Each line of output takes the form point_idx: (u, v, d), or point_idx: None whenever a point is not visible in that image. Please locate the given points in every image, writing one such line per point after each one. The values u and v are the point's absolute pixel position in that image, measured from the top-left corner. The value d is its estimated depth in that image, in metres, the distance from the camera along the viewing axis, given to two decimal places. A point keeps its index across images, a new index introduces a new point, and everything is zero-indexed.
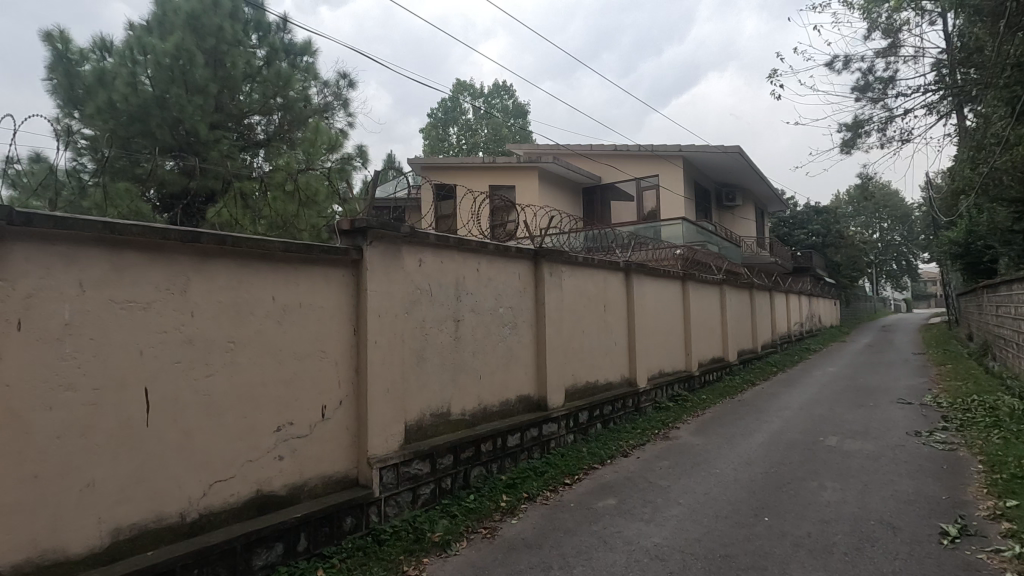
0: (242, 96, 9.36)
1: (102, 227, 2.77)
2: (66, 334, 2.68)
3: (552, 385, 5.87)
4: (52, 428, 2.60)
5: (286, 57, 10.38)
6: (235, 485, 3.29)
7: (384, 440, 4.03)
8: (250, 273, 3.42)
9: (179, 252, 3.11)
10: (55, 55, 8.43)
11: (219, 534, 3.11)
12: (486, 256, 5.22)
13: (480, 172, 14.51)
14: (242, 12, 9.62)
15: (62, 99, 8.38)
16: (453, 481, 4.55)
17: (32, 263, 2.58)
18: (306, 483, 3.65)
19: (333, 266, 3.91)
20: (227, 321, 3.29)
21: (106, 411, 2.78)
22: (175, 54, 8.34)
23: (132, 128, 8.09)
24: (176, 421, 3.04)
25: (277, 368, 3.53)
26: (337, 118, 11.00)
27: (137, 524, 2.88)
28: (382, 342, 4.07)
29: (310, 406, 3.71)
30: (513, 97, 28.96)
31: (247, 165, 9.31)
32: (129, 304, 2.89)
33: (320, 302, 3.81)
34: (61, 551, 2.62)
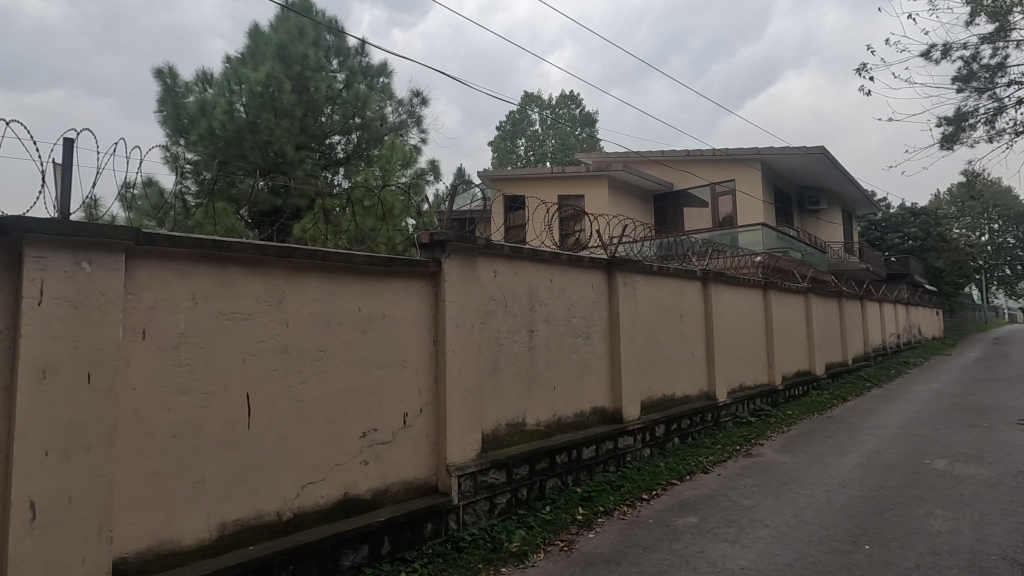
0: (324, 118, 9.96)
1: (211, 245, 3.02)
2: (181, 343, 2.94)
3: (627, 397, 5.75)
4: (169, 429, 2.86)
5: (364, 79, 10.96)
6: (325, 487, 3.46)
7: (462, 448, 4.10)
8: (336, 285, 3.60)
9: (276, 267, 3.33)
10: (165, 89, 9.39)
11: (311, 533, 3.28)
12: (559, 266, 5.22)
13: (548, 183, 14.58)
14: (324, 39, 10.27)
15: (171, 129, 9.29)
16: (529, 492, 4.56)
17: (153, 278, 2.87)
18: (389, 488, 3.78)
19: (413, 277, 4.05)
20: (318, 331, 3.49)
21: (213, 413, 3.02)
22: (266, 82, 8.99)
23: (228, 152, 8.80)
24: (274, 425, 3.26)
25: (362, 377, 3.69)
26: (410, 135, 11.45)
27: (239, 520, 3.09)
28: (459, 351, 4.16)
29: (392, 414, 3.85)
30: (580, 106, 28.97)
31: (329, 183, 9.88)
32: (233, 315, 3.13)
33: (402, 312, 3.95)
34: (176, 542, 2.86)
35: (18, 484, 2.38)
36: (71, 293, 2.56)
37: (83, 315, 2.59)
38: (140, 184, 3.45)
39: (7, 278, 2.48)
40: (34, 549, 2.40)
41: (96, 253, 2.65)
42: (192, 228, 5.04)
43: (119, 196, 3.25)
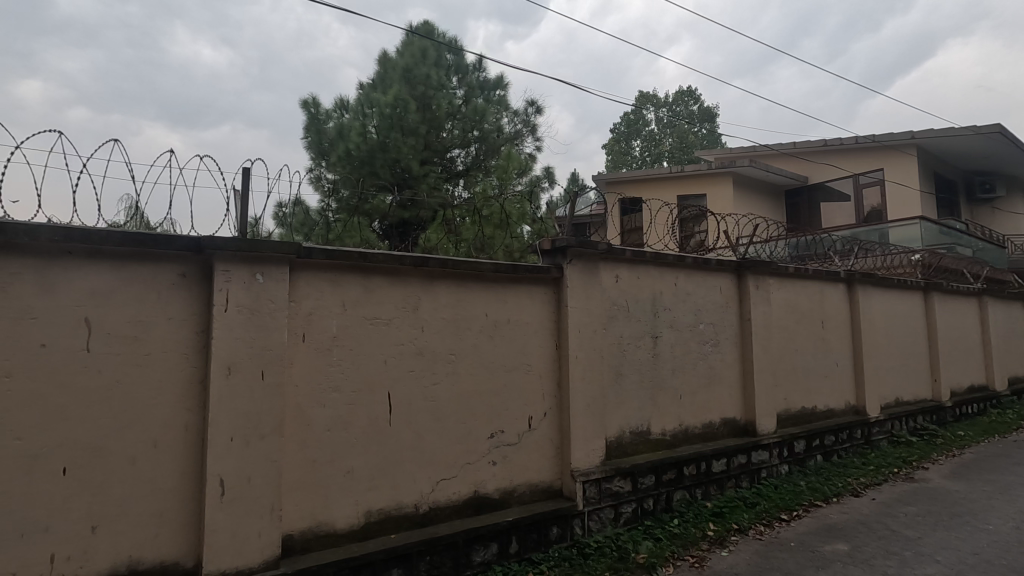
0: (445, 133, 10.51)
1: (358, 256, 3.33)
2: (334, 346, 3.27)
3: (761, 408, 5.36)
4: (324, 423, 3.20)
5: (481, 93, 11.42)
6: (457, 484, 3.64)
7: (586, 454, 4.09)
8: (465, 292, 3.79)
9: (412, 275, 3.59)
10: (310, 117, 10.51)
11: (445, 527, 3.47)
12: (684, 270, 5.01)
13: (665, 183, 14.11)
14: (445, 58, 10.87)
15: (314, 152, 10.38)
16: (655, 503, 4.43)
17: (311, 287, 3.23)
18: (515, 489, 3.88)
19: (536, 283, 4.13)
20: (449, 335, 3.69)
21: (360, 409, 3.32)
22: (394, 104, 9.70)
23: (361, 170, 9.63)
24: (412, 423, 3.50)
25: (490, 379, 3.84)
26: (525, 144, 11.72)
27: (383, 510, 3.36)
28: (583, 356, 4.16)
29: (518, 416, 3.95)
30: (699, 102, 27.69)
31: (451, 194, 10.40)
32: (376, 320, 3.42)
33: (526, 318, 4.05)
34: (331, 525, 3.18)
35: (212, 464, 2.80)
36: (249, 301, 2.97)
37: (258, 320, 2.98)
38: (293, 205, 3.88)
39: (200, 288, 2.93)
40: (223, 521, 2.80)
41: (267, 266, 3.04)
42: (333, 241, 5.55)
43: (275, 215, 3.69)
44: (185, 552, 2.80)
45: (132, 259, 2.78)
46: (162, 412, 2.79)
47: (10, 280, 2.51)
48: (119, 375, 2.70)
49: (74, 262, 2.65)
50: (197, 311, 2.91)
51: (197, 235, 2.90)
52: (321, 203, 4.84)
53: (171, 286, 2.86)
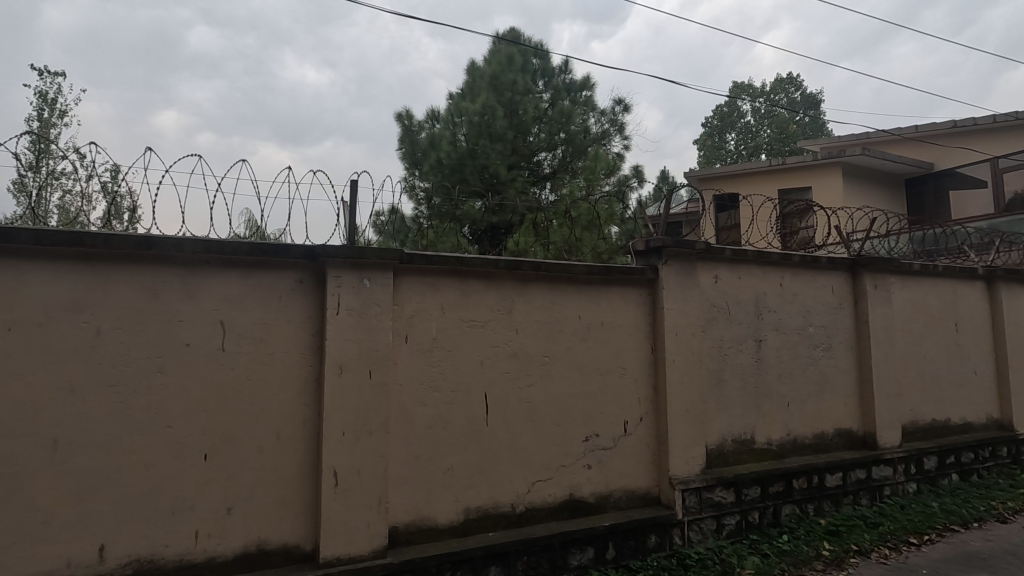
0: (532, 137, 10.60)
1: (455, 261, 3.45)
2: (434, 347, 3.40)
3: (883, 419, 4.89)
4: (425, 421, 3.34)
5: (568, 95, 11.40)
6: (552, 486, 3.65)
7: (685, 462, 3.95)
8: (558, 294, 3.80)
9: (507, 278, 3.65)
10: (404, 129, 11.05)
11: (542, 529, 3.49)
12: (790, 268, 4.69)
13: (764, 177, 13.30)
14: (531, 63, 10.98)
15: (408, 162, 10.91)
16: (761, 516, 4.18)
17: (412, 291, 3.38)
18: (611, 495, 3.83)
19: (630, 285, 4.05)
20: (543, 338, 3.72)
21: (459, 409, 3.43)
22: (482, 112, 9.95)
23: (452, 177, 9.93)
24: (508, 423, 3.56)
25: (584, 383, 3.82)
26: (613, 143, 11.55)
27: (481, 507, 3.44)
28: (680, 360, 4.02)
29: (613, 420, 3.89)
30: (801, 88, 25.87)
31: (538, 198, 10.47)
32: (473, 323, 3.52)
33: (620, 320, 3.98)
34: (432, 520, 3.31)
35: (327, 456, 3.02)
36: (357, 304, 3.17)
37: (366, 322, 3.18)
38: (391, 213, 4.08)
39: (315, 292, 3.17)
40: (337, 509, 3.01)
41: (373, 272, 3.23)
42: (424, 246, 5.73)
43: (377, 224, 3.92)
44: (304, 537, 3.04)
45: (258, 267, 3.07)
46: (284, 406, 3.05)
47: (161, 287, 2.87)
48: (247, 373, 2.99)
49: (211, 271, 2.97)
50: (312, 315, 3.16)
51: (311, 244, 3.14)
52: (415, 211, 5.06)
53: (290, 291, 3.12)
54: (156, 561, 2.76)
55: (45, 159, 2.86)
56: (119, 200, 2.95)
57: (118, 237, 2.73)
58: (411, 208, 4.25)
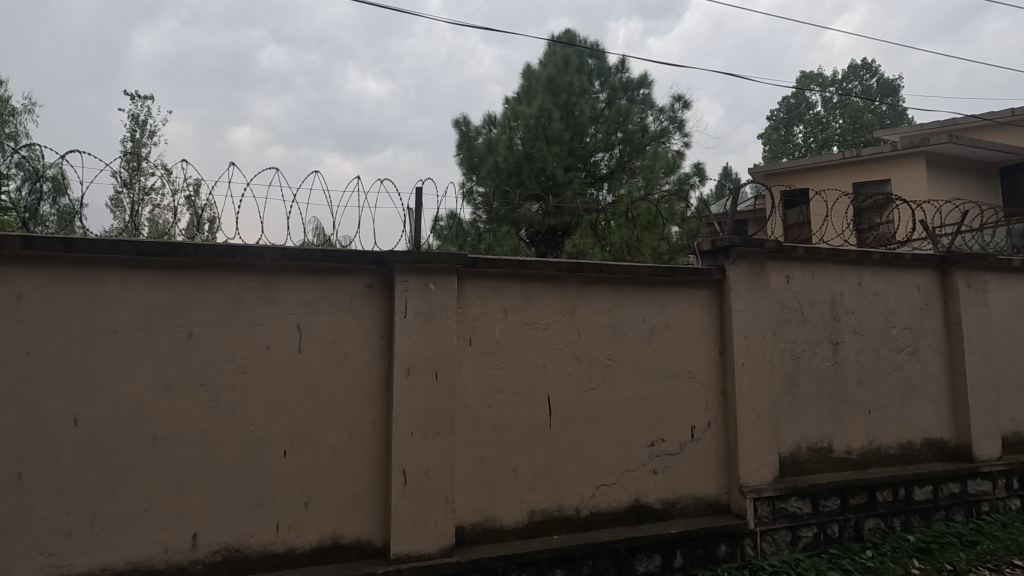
0: (589, 138, 10.51)
1: (517, 265, 3.47)
2: (497, 350, 3.44)
3: (979, 428, 4.51)
4: (490, 422, 3.38)
5: (625, 94, 11.24)
6: (617, 491, 3.61)
7: (757, 469, 3.79)
8: (621, 296, 3.75)
9: (569, 281, 3.65)
10: (461, 135, 11.24)
11: (608, 534, 3.45)
12: (870, 267, 4.42)
13: (836, 170, 12.58)
14: (587, 63, 10.91)
15: (466, 167, 11.11)
16: (841, 529, 3.95)
17: (476, 295, 3.44)
18: (679, 501, 3.73)
19: (696, 286, 3.94)
20: (606, 341, 3.68)
21: (522, 411, 3.46)
22: (538, 115, 9.96)
23: (509, 181, 10.00)
24: (571, 427, 3.55)
25: (648, 386, 3.75)
26: (672, 141, 11.29)
27: (546, 510, 3.45)
28: (750, 364, 3.87)
29: (680, 425, 3.80)
30: (877, 75, 24.30)
31: (595, 199, 10.37)
32: (535, 325, 3.53)
33: (685, 322, 3.88)
34: (498, 520, 3.35)
35: (397, 455, 3.12)
36: (423, 307, 3.26)
37: (432, 325, 3.26)
38: (453, 218, 4.17)
39: (383, 296, 3.29)
40: (407, 507, 3.10)
41: (439, 276, 3.31)
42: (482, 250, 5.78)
43: (439, 230, 4.02)
44: (375, 532, 3.15)
45: (331, 273, 3.22)
46: (356, 405, 3.18)
47: (245, 293, 3.06)
48: (322, 374, 3.14)
49: (288, 277, 3.14)
50: (381, 318, 3.27)
51: (380, 250, 3.26)
52: (474, 215, 5.13)
53: (361, 295, 3.25)
54: (242, 550, 2.94)
55: (138, 176, 3.11)
56: (201, 211, 3.16)
57: (207, 247, 2.95)
58: (471, 212, 4.32)
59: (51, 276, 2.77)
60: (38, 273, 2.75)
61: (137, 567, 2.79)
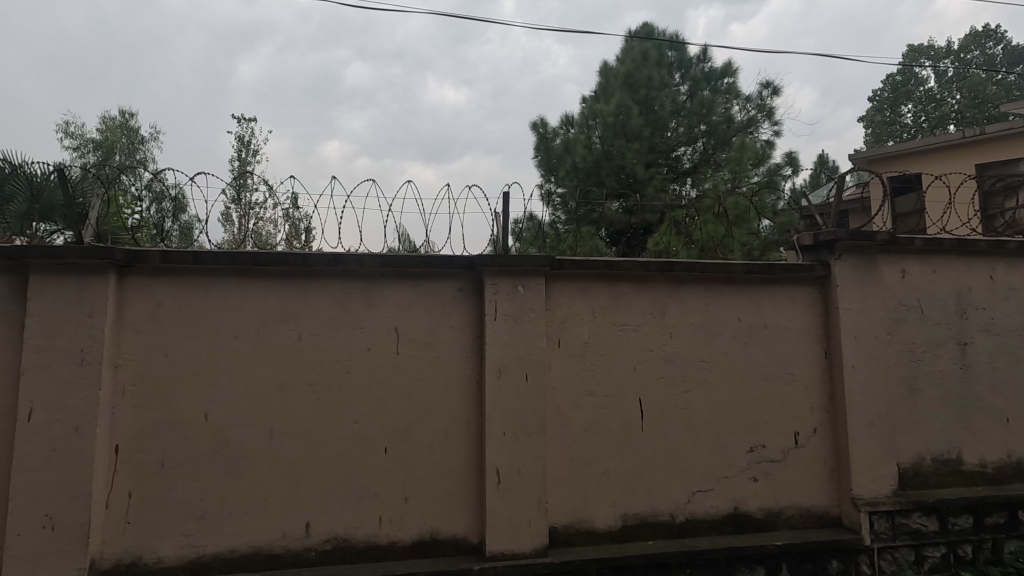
0: (671, 132, 10.16)
1: (605, 265, 3.43)
2: (586, 352, 3.43)
3: None
4: (581, 424, 3.37)
5: (708, 85, 10.78)
6: (715, 498, 3.47)
7: (871, 480, 3.51)
8: (714, 295, 3.61)
9: (658, 281, 3.56)
10: (539, 138, 11.29)
11: (705, 542, 3.33)
12: (1004, 258, 3.94)
13: (955, 152, 11.33)
14: (666, 56, 10.59)
15: (544, 169, 11.16)
16: (975, 551, 3.55)
17: (564, 297, 3.44)
18: (782, 511, 3.53)
19: (796, 283, 3.71)
20: (699, 342, 3.55)
21: (613, 414, 3.41)
22: (616, 112, 9.78)
23: (588, 180, 9.87)
24: (664, 430, 3.46)
25: (746, 389, 3.57)
26: (761, 131, 10.69)
27: (640, 515, 3.38)
28: (861, 366, 3.58)
29: (782, 431, 3.59)
30: (1002, 41, 21.63)
31: (679, 195, 10.01)
32: (624, 327, 3.48)
33: (786, 322, 3.66)
34: (590, 523, 3.32)
35: (490, 454, 3.19)
36: (513, 310, 3.30)
37: (521, 327, 3.30)
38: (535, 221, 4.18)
39: (473, 299, 3.37)
40: (501, 506, 3.16)
41: (527, 278, 3.35)
42: (563, 251, 5.76)
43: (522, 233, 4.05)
44: (471, 530, 3.24)
45: (424, 278, 3.35)
46: (451, 405, 3.29)
47: (347, 298, 3.26)
48: (418, 375, 3.27)
49: (385, 282, 3.31)
50: (472, 321, 3.36)
51: (469, 255, 3.34)
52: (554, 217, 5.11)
53: (452, 298, 3.36)
54: (349, 540, 3.13)
55: (246, 192, 3.38)
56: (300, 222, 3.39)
57: (313, 255, 3.16)
58: (553, 213, 4.32)
59: (183, 285, 3.10)
60: (172, 284, 3.09)
61: (259, 551, 3.04)
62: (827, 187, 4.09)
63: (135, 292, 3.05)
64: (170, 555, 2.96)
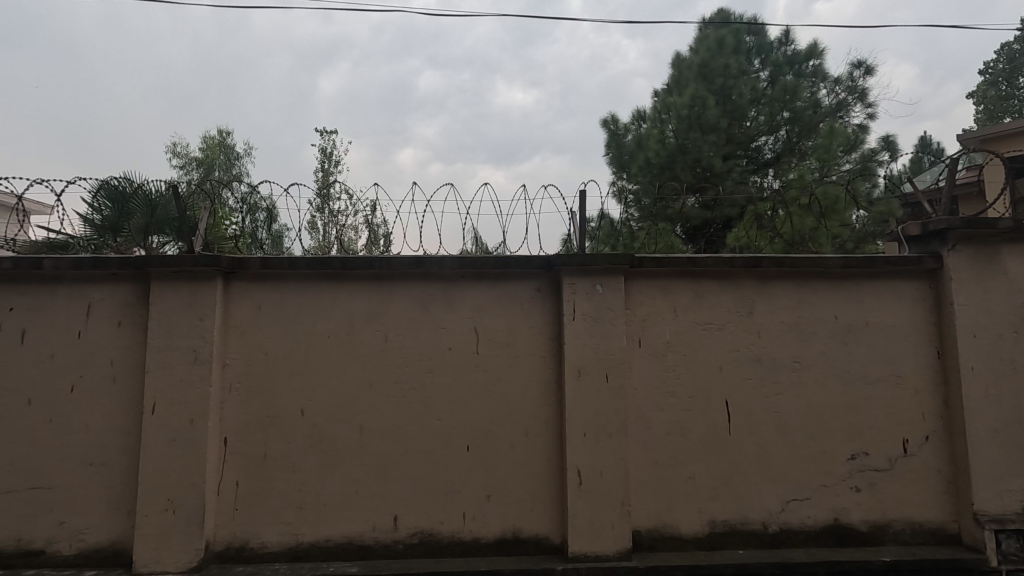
0: (750, 121, 9.64)
1: (686, 262, 3.32)
2: (669, 352, 3.33)
3: None
4: (663, 426, 3.28)
5: (791, 69, 10.15)
6: (812, 508, 3.25)
7: (997, 495, 3.15)
8: (807, 292, 3.39)
9: (745, 277, 3.39)
10: (610, 134, 11.15)
11: (802, 554, 3.13)
12: None
13: None
14: (744, 41, 10.10)
15: (616, 166, 10.97)
16: None
17: (644, 295, 3.36)
18: (890, 525, 3.25)
19: (902, 278, 3.41)
20: (791, 341, 3.35)
21: (698, 416, 3.29)
22: (691, 104, 9.43)
23: (661, 176, 9.54)
24: (753, 435, 3.29)
25: (845, 392, 3.33)
26: (852, 115, 9.93)
27: (729, 522, 3.24)
28: (983, 368, 3.22)
29: (888, 438, 3.31)
30: None
31: (760, 187, 9.50)
32: (709, 326, 3.35)
33: (890, 320, 3.38)
34: (676, 529, 3.22)
35: (571, 454, 3.17)
36: (592, 310, 3.27)
37: (601, 326, 3.26)
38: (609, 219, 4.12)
39: (552, 299, 3.37)
40: (582, 507, 3.13)
41: (606, 277, 3.30)
42: (638, 250, 5.61)
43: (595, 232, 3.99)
44: (552, 530, 3.23)
45: (502, 279, 3.38)
46: (531, 405, 3.30)
47: (429, 299, 3.36)
48: (498, 374, 3.31)
49: (465, 283, 3.38)
50: (550, 321, 3.36)
51: (547, 255, 3.34)
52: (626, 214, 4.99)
53: (530, 298, 3.37)
54: (435, 535, 3.21)
55: (331, 200, 3.56)
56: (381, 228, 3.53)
57: (396, 259, 3.29)
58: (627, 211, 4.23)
59: (280, 289, 3.32)
60: (270, 288, 3.32)
61: (352, 541, 3.19)
62: (936, 172, 3.72)
63: (238, 296, 3.30)
64: (272, 541, 3.17)
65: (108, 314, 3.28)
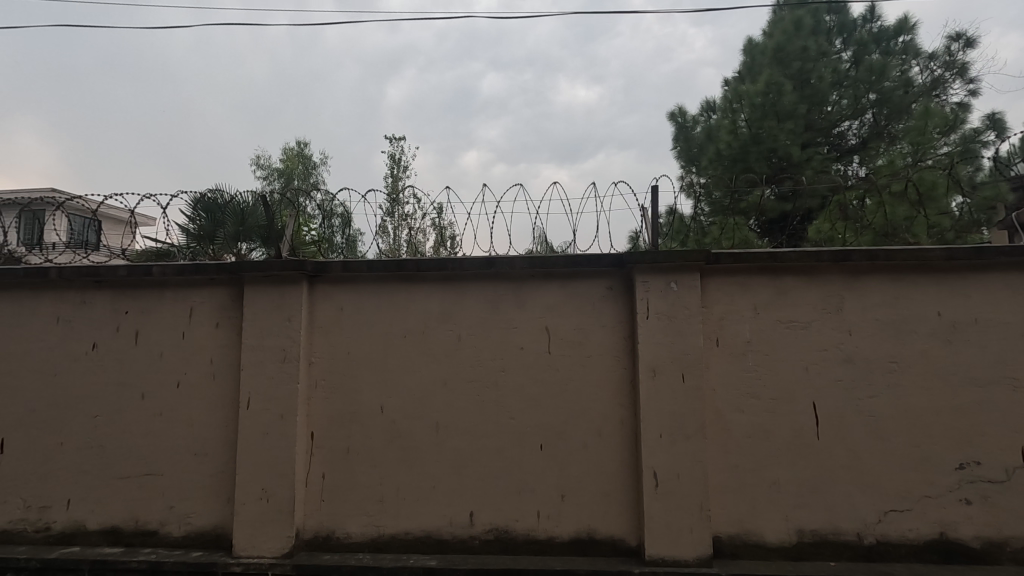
0: (832, 106, 9.05)
1: (766, 257, 3.16)
2: (749, 351, 3.19)
3: None
4: (744, 429, 3.14)
5: (878, 47, 9.43)
6: (914, 520, 3.01)
7: None
8: (904, 286, 3.14)
9: (832, 272, 3.19)
10: (677, 127, 10.85)
11: (903, 569, 2.91)
12: None
13: None
14: (824, 21, 9.49)
15: (684, 160, 10.64)
16: None
17: (721, 293, 3.24)
18: (1007, 542, 2.95)
19: (1016, 270, 3.09)
20: (887, 340, 3.12)
21: (782, 419, 3.13)
22: (765, 91, 8.91)
23: (733, 168, 9.04)
24: (845, 440, 3.09)
25: (951, 395, 3.06)
26: (950, 92, 9.10)
27: (819, 532, 3.06)
28: None
29: (1002, 446, 3.01)
30: None
31: (844, 175, 8.95)
32: (793, 324, 3.18)
33: (1004, 316, 3.07)
34: (760, 536, 3.08)
35: (647, 455, 3.10)
36: (665, 308, 3.19)
37: (675, 325, 3.17)
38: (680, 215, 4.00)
39: (623, 298, 3.32)
40: (659, 510, 3.06)
41: (680, 274, 3.21)
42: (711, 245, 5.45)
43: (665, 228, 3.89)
44: (627, 533, 3.18)
45: (572, 278, 3.37)
46: (604, 405, 3.27)
47: (500, 299, 3.40)
48: (570, 374, 3.30)
49: (535, 283, 3.39)
50: (622, 320, 3.31)
51: (618, 253, 3.29)
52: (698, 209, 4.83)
53: (601, 297, 3.34)
54: (510, 532, 3.25)
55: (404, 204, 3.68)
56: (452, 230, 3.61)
57: (468, 260, 3.35)
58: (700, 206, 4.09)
59: (359, 292, 3.47)
60: (350, 290, 3.48)
61: (430, 535, 3.29)
62: None
63: (321, 298, 3.48)
64: (356, 532, 3.32)
65: (207, 316, 3.56)
